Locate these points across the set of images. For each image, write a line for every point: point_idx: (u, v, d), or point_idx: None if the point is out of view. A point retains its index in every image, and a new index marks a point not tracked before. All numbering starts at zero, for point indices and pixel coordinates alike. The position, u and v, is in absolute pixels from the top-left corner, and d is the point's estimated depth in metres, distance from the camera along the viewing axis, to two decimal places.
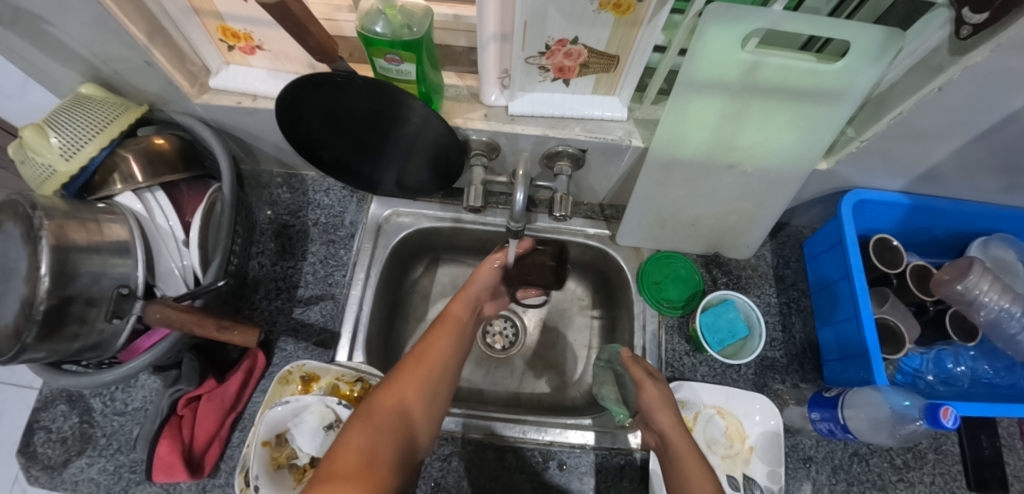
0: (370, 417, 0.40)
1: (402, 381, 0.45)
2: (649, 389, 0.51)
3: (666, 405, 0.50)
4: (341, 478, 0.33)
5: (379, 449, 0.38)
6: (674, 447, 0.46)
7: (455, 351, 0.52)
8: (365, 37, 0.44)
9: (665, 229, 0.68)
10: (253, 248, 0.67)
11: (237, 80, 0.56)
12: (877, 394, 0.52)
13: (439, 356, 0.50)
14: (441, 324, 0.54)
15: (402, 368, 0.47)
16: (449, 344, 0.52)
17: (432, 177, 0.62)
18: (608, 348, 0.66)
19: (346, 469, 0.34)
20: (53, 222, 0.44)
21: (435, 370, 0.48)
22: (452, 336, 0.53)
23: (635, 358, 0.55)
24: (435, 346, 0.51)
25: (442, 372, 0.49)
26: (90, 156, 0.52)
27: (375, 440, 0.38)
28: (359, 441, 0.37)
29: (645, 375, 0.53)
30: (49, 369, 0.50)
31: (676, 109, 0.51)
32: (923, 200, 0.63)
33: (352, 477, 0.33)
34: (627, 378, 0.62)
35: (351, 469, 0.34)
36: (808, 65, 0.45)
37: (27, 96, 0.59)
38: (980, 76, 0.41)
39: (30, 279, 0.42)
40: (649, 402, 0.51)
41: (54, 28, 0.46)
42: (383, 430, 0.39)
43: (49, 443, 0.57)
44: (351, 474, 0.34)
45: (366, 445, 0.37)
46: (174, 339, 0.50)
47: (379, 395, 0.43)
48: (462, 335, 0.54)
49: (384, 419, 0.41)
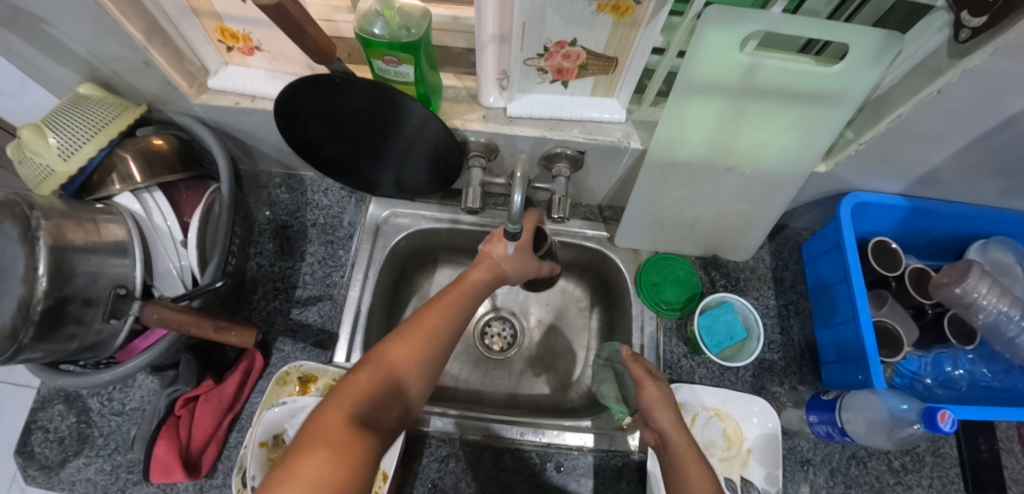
0: (365, 380, 0.38)
1: (406, 341, 0.42)
2: (650, 387, 0.51)
3: (667, 403, 0.50)
4: (326, 444, 0.32)
5: (367, 417, 0.36)
6: (674, 446, 0.46)
7: (464, 315, 0.48)
8: (363, 39, 0.44)
9: (664, 231, 0.68)
10: (251, 248, 0.67)
11: (236, 80, 0.56)
12: (874, 396, 0.52)
13: (447, 320, 0.46)
14: (454, 287, 0.49)
15: (406, 327, 0.43)
16: (457, 308, 0.47)
17: (430, 178, 0.62)
18: (608, 347, 0.66)
19: (332, 434, 0.33)
20: (50, 222, 0.44)
21: (442, 332, 0.44)
22: (461, 300, 0.48)
23: (635, 356, 0.54)
24: (444, 307, 0.46)
25: (449, 336, 0.45)
26: (88, 157, 0.52)
27: (364, 407, 0.36)
28: (348, 407, 0.36)
29: (645, 374, 0.52)
30: (46, 369, 0.50)
31: (674, 111, 0.51)
32: (921, 203, 0.63)
33: (336, 445, 0.32)
34: (627, 376, 0.63)
35: (337, 433, 0.33)
36: (807, 68, 0.45)
37: (25, 95, 0.59)
38: (979, 79, 0.41)
39: (26, 280, 0.42)
40: (649, 400, 0.50)
41: (52, 27, 0.46)
42: (375, 396, 0.38)
43: (47, 443, 0.57)
44: (335, 440, 0.32)
45: (354, 412, 0.35)
46: (172, 340, 0.50)
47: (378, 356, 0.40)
48: (471, 302, 0.50)
49: (379, 383, 0.38)
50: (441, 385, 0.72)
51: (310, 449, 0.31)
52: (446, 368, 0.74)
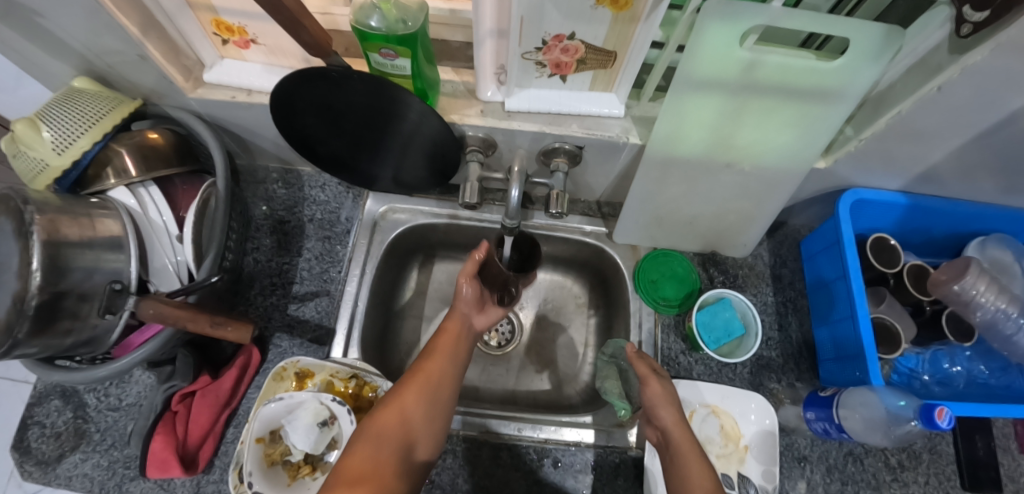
0: (373, 428, 0.42)
1: (407, 390, 0.46)
2: (654, 385, 0.50)
3: (670, 401, 0.49)
4: (349, 484, 0.35)
5: (383, 458, 0.39)
6: (677, 446, 0.46)
7: (456, 360, 0.52)
8: (360, 31, 0.43)
9: (663, 228, 0.68)
10: (249, 244, 0.67)
11: (231, 74, 0.56)
12: (872, 394, 0.52)
13: (439, 366, 0.50)
14: (442, 336, 0.53)
15: (406, 379, 0.47)
16: (449, 355, 0.51)
17: (428, 174, 0.62)
18: (612, 344, 0.67)
19: (354, 474, 0.36)
20: (45, 217, 0.44)
21: (438, 379, 0.48)
22: (454, 345, 0.52)
23: (639, 353, 0.54)
24: (438, 356, 0.51)
25: (443, 380, 0.49)
26: (83, 150, 0.52)
27: (379, 451, 0.40)
28: (365, 450, 0.39)
29: (650, 372, 0.52)
30: (41, 365, 0.49)
31: (673, 107, 0.51)
32: (921, 200, 0.62)
33: (358, 485, 0.35)
34: (631, 374, 0.65)
35: (356, 476, 0.36)
36: (807, 64, 0.45)
37: (19, 89, 0.59)
38: (979, 76, 0.41)
39: (19, 275, 0.42)
40: (652, 397, 0.50)
41: (45, 20, 0.45)
42: (388, 439, 0.41)
43: (44, 438, 0.57)
44: (357, 480, 0.36)
45: (371, 453, 0.39)
46: (167, 336, 0.50)
47: (380, 409, 0.44)
48: (461, 347, 0.53)
49: (386, 429, 0.42)
50: None
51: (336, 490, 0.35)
52: None
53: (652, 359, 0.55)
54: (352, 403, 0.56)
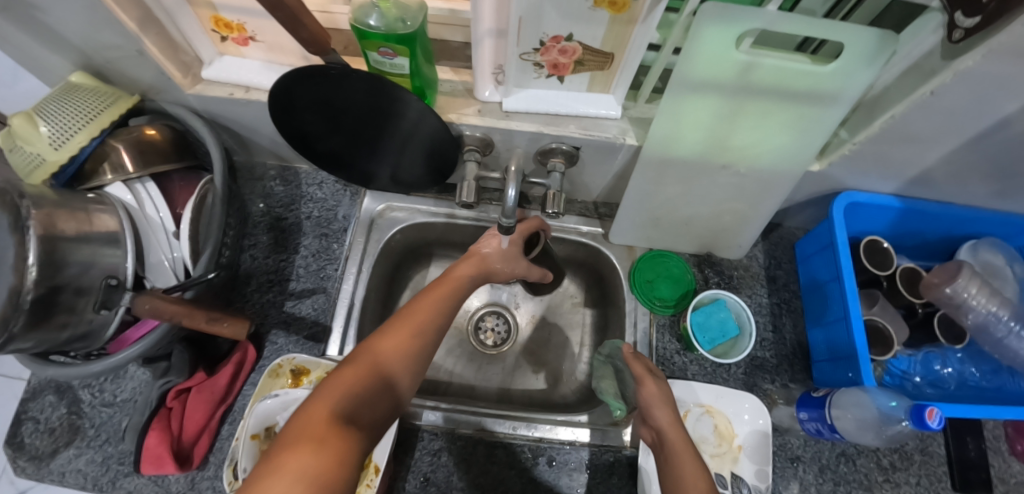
0: (347, 377, 0.37)
1: (386, 340, 0.41)
2: (649, 385, 0.52)
3: (665, 402, 0.50)
4: (308, 442, 0.30)
5: (352, 413, 0.34)
6: (671, 444, 0.46)
7: (449, 312, 0.47)
8: (359, 30, 0.44)
9: (659, 228, 0.68)
10: (245, 241, 0.67)
11: (230, 71, 0.56)
12: (864, 394, 0.52)
13: (429, 316, 0.44)
14: (439, 285, 0.48)
15: (385, 330, 0.42)
16: (444, 303, 0.46)
17: (425, 172, 0.62)
18: (608, 344, 0.66)
19: (316, 430, 0.31)
20: (42, 211, 0.44)
21: (426, 330, 0.43)
22: (448, 292, 0.47)
23: (635, 354, 0.55)
24: (427, 304, 0.45)
25: (429, 335, 0.43)
26: (80, 146, 0.52)
27: (348, 406, 0.34)
28: (330, 404, 0.34)
29: (645, 372, 0.53)
30: (36, 360, 0.49)
31: (670, 108, 0.51)
32: (914, 203, 0.63)
33: (319, 443, 0.30)
34: (626, 374, 0.63)
35: (318, 432, 0.31)
36: (802, 67, 0.45)
37: (17, 84, 0.59)
38: (972, 81, 0.41)
39: (14, 270, 0.42)
40: (647, 398, 0.51)
41: (44, 15, 0.45)
42: (360, 393, 0.36)
43: (38, 434, 0.57)
44: (319, 436, 0.31)
45: (337, 408, 0.34)
46: (163, 331, 0.50)
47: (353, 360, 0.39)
48: (456, 297, 0.48)
49: (360, 381, 0.37)
50: (435, 379, 0.72)
51: (295, 446, 0.30)
52: (440, 362, 0.74)
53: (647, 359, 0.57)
54: None
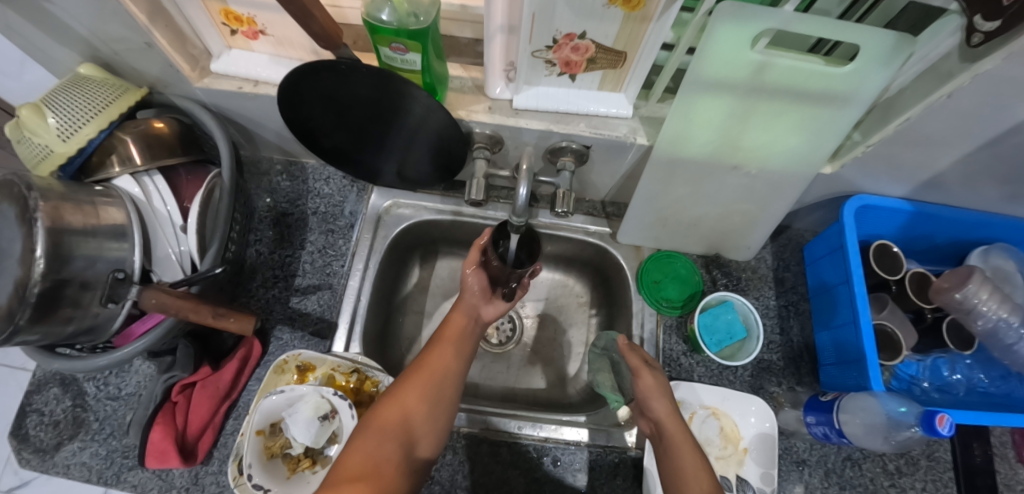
0: (373, 427, 0.42)
1: (405, 389, 0.46)
2: (647, 377, 0.50)
3: (662, 393, 0.50)
4: (344, 483, 0.36)
5: (381, 456, 0.40)
6: (670, 437, 0.47)
7: (463, 346, 0.52)
8: (370, 25, 0.43)
9: (666, 229, 0.68)
10: (251, 235, 0.67)
11: (238, 65, 0.55)
12: (873, 399, 0.51)
13: (443, 356, 0.50)
14: (447, 326, 0.53)
15: (405, 378, 0.47)
16: (461, 340, 0.52)
17: (433, 169, 0.62)
18: (603, 337, 0.67)
19: (352, 473, 0.37)
20: (48, 203, 0.44)
21: (440, 378, 0.48)
22: (457, 337, 0.52)
23: (630, 344, 0.54)
24: (439, 353, 0.50)
25: (448, 375, 0.49)
26: (88, 138, 0.51)
27: (375, 450, 0.40)
28: (361, 450, 0.40)
29: (641, 363, 0.52)
30: (41, 353, 0.49)
31: (681, 108, 0.51)
32: (926, 207, 0.62)
33: (353, 483, 0.36)
34: (622, 367, 0.64)
35: (353, 475, 0.37)
36: (818, 68, 0.45)
37: (25, 75, 0.58)
38: (991, 83, 0.41)
39: (22, 262, 0.41)
40: (645, 390, 0.50)
41: (53, 6, 0.45)
42: (388, 438, 0.41)
43: (42, 426, 0.57)
44: (353, 479, 0.36)
45: (359, 461, 0.38)
46: (169, 325, 0.49)
47: (376, 412, 0.44)
48: (466, 341, 0.52)
49: (381, 434, 0.41)
50: None
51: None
52: None
53: (642, 348, 0.55)
54: (354, 397, 0.56)
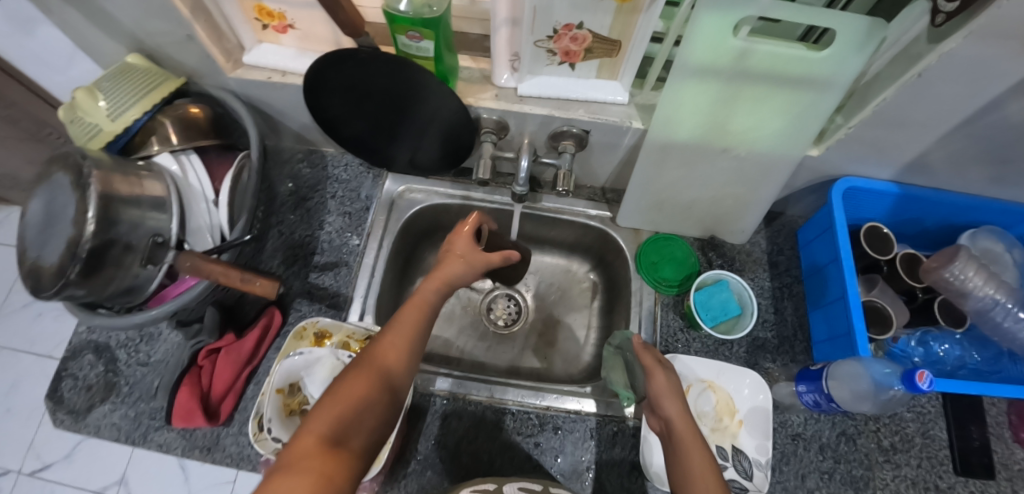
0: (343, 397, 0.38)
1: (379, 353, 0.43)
2: (659, 376, 0.51)
3: (674, 393, 0.50)
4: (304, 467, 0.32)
5: (343, 439, 0.36)
6: (679, 437, 0.46)
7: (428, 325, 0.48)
8: (389, 14, 0.48)
9: (663, 212, 0.72)
10: (274, 217, 0.72)
11: (267, 57, 0.61)
12: (858, 365, 0.54)
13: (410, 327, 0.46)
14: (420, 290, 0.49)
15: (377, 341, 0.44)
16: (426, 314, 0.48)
17: (442, 155, 0.67)
18: (618, 334, 0.67)
19: (306, 459, 0.33)
20: (100, 172, 0.49)
21: (410, 344, 0.45)
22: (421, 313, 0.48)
23: (645, 344, 0.55)
24: (401, 330, 0.45)
25: (415, 345, 0.46)
26: (132, 119, 0.57)
27: (333, 439, 0.35)
28: (320, 429, 0.35)
29: (655, 363, 0.53)
30: (84, 311, 0.53)
31: (672, 93, 0.55)
32: (911, 190, 0.66)
33: (312, 469, 0.32)
34: (636, 366, 0.64)
35: (311, 458, 0.33)
36: (797, 53, 0.48)
37: (74, 68, 0.65)
38: (956, 64, 0.44)
39: (74, 222, 0.46)
40: (657, 389, 0.50)
41: (107, 2, 0.51)
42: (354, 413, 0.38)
43: (76, 390, 0.61)
44: (310, 466, 0.33)
45: (324, 434, 0.35)
46: (202, 288, 0.54)
47: (318, 407, 0.37)
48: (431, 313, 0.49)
49: (354, 399, 0.38)
50: (447, 354, 0.76)
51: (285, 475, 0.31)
52: (451, 339, 0.77)
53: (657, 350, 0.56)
54: None
